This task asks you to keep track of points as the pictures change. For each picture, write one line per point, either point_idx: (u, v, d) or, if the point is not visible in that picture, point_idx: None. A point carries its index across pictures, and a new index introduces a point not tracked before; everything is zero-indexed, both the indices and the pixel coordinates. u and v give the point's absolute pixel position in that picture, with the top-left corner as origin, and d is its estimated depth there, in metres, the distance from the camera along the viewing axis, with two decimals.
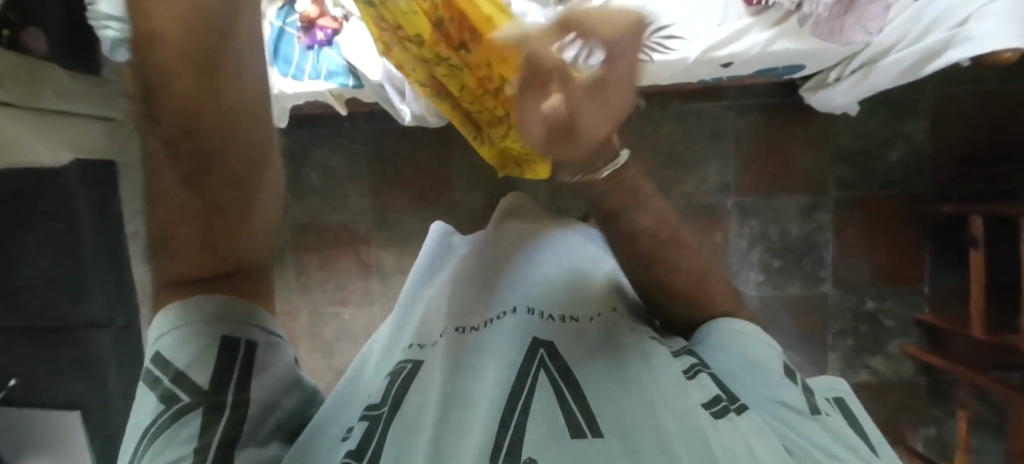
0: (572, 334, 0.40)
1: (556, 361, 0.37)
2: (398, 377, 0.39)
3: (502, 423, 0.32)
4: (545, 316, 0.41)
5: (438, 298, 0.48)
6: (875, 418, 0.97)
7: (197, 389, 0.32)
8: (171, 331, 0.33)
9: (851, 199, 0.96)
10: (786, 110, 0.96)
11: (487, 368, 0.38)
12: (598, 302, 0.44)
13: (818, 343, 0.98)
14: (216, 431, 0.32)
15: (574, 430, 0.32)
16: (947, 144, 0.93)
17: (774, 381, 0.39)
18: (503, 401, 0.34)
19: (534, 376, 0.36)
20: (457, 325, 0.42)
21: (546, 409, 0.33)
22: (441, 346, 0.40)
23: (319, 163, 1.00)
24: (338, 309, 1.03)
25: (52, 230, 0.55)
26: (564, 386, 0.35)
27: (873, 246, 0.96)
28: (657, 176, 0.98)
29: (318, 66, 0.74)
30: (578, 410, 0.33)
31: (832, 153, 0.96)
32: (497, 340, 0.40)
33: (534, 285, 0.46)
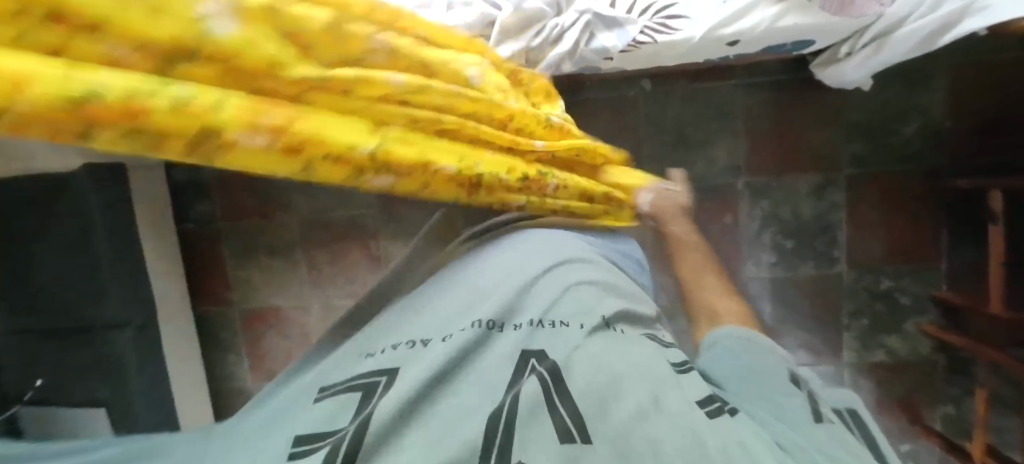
0: (567, 339, 0.39)
1: (546, 365, 0.37)
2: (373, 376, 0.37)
3: (493, 424, 0.32)
4: (541, 323, 0.40)
5: (424, 296, 0.46)
6: (890, 397, 0.97)
7: None
8: None
9: (865, 176, 0.94)
10: (797, 87, 0.93)
11: (474, 372, 0.36)
12: (598, 308, 0.43)
13: (832, 324, 0.98)
14: None
15: (564, 436, 0.32)
16: (966, 116, 0.89)
17: (775, 389, 0.42)
18: (493, 410, 0.33)
19: (523, 380, 0.35)
20: (443, 324, 0.41)
21: (537, 415, 0.33)
22: (419, 349, 0.39)
23: None
24: (350, 303, 1.04)
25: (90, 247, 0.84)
26: (554, 385, 0.35)
27: (888, 224, 0.94)
28: (665, 159, 0.97)
29: None
30: (567, 413, 0.33)
31: (845, 129, 0.93)
32: (490, 347, 0.38)
33: (530, 286, 0.44)
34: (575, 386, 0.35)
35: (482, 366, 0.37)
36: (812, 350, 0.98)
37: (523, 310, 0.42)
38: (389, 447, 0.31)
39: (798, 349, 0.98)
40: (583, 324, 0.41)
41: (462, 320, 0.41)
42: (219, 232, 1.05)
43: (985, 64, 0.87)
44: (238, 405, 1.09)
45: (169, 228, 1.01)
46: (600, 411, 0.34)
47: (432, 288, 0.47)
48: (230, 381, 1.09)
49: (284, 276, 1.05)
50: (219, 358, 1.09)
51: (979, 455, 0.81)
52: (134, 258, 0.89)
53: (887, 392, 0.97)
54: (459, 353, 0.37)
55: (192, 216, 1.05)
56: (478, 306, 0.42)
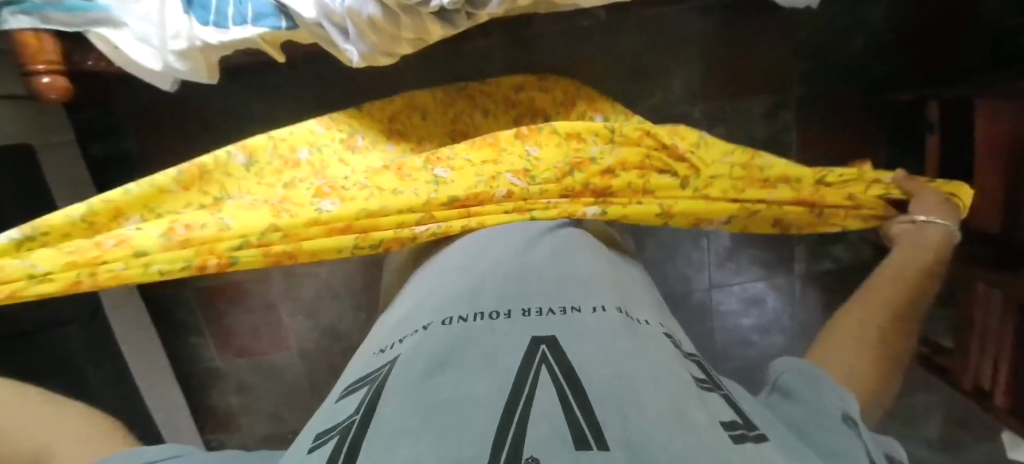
0: (575, 328, 0.31)
1: (559, 354, 0.28)
2: (363, 382, 0.30)
3: (501, 423, 0.22)
4: (543, 311, 0.33)
5: (418, 301, 0.40)
6: (833, 300, 1.06)
7: None
8: None
9: (813, 94, 0.96)
10: (748, 7, 0.91)
11: (473, 365, 0.27)
12: (604, 295, 0.36)
13: (785, 239, 1.04)
14: None
15: (579, 440, 0.20)
16: (906, 28, 0.92)
17: (837, 434, 0.33)
18: (497, 407, 0.23)
19: (534, 373, 0.26)
20: (445, 317, 0.34)
21: (543, 416, 0.22)
22: (417, 342, 0.31)
23: (263, 116, 0.92)
24: (314, 269, 1.01)
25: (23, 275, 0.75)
26: (567, 386, 0.25)
27: (835, 141, 0.98)
28: (622, 90, 0.95)
29: (241, 7, 0.63)
30: (582, 415, 0.22)
31: (794, 48, 0.94)
32: (489, 336, 0.30)
33: (528, 279, 0.37)
34: (593, 388, 0.25)
35: (473, 362, 0.28)
36: (765, 266, 1.05)
37: (524, 301, 0.35)
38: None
39: (754, 266, 1.05)
40: (594, 310, 0.33)
41: (464, 308, 0.35)
42: None
43: None
44: (210, 384, 1.06)
45: None
46: (621, 415, 0.23)
47: (421, 296, 0.40)
48: (199, 362, 1.05)
49: None
50: (181, 340, 1.04)
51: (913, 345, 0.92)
52: None
53: (831, 295, 1.06)
54: (452, 346, 0.30)
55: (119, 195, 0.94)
56: (481, 302, 0.35)
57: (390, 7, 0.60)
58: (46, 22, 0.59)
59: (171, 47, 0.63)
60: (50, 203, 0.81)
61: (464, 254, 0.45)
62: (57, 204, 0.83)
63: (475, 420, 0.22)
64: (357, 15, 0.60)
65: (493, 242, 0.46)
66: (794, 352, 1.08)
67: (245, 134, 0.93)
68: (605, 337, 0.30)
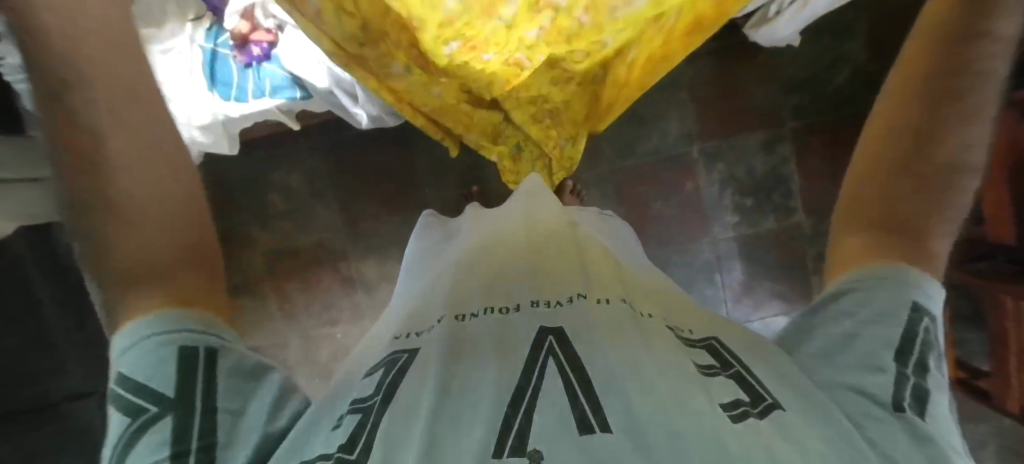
0: (580, 317, 0.38)
1: (565, 345, 0.35)
2: (392, 368, 0.37)
3: (507, 418, 0.30)
4: (551, 302, 0.40)
5: (435, 290, 0.45)
6: None
7: (164, 398, 0.30)
8: (144, 339, 0.32)
9: (807, 126, 0.99)
10: (733, 51, 0.97)
11: (486, 359, 0.35)
12: (612, 288, 0.41)
13: (799, 269, 1.02)
14: (191, 436, 0.30)
15: (584, 426, 0.28)
16: (888, 58, 0.94)
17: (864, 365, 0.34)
18: (510, 400, 0.31)
19: (542, 364, 0.33)
20: (456, 312, 0.40)
21: (553, 406, 0.30)
22: (438, 333, 0.38)
23: (281, 185, 0.98)
24: (329, 330, 1.03)
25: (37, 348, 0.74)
26: (572, 375, 0.32)
27: (835, 170, 1.00)
28: (619, 135, 1.00)
29: (260, 83, 0.70)
30: (587, 403, 0.30)
31: (782, 84, 0.97)
32: (507, 331, 0.37)
33: (536, 267, 0.44)
34: (595, 379, 0.32)
35: (487, 356, 0.35)
36: (786, 298, 1.03)
37: (532, 292, 0.41)
38: (397, 436, 0.30)
39: (772, 298, 1.03)
40: (604, 302, 0.39)
41: (474, 304, 0.41)
42: None
43: (900, 3, 0.92)
44: None
45: None
46: (622, 403, 0.30)
47: (439, 281, 0.46)
48: None
49: (255, 313, 1.02)
50: None
51: (953, 371, 0.86)
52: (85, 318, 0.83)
53: None
54: (471, 341, 0.37)
55: None
56: (494, 298, 0.41)
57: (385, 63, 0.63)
58: None
59: (196, 121, 0.69)
60: None
61: (477, 235, 0.51)
62: None
63: (493, 410, 0.30)
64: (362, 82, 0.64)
65: (510, 217, 0.52)
66: None
67: (264, 202, 0.99)
68: (607, 331, 0.36)
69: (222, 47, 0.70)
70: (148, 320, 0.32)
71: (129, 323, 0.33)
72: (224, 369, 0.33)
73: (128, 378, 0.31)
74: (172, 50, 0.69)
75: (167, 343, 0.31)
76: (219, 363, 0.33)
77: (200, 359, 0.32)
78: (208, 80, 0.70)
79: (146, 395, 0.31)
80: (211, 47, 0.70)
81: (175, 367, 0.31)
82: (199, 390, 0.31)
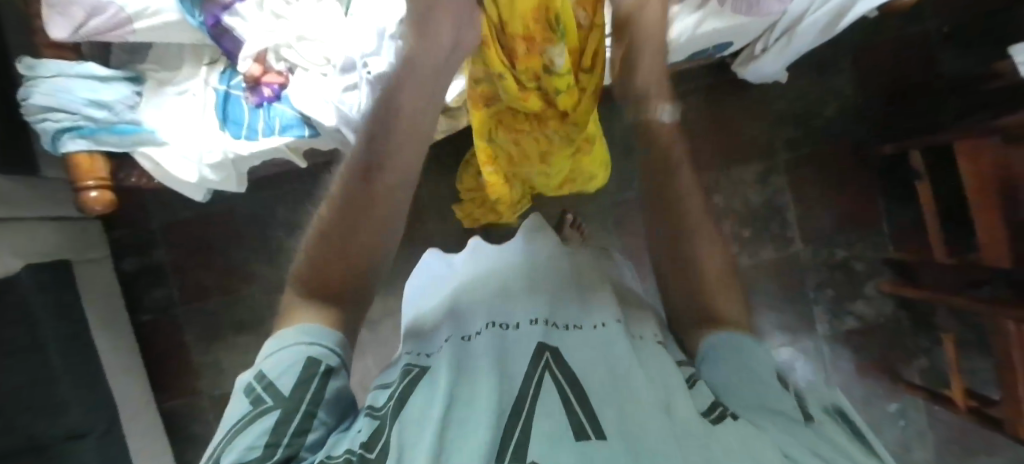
0: (579, 338, 0.39)
1: (560, 361, 0.36)
2: (404, 378, 0.38)
3: (508, 428, 0.30)
4: (551, 324, 0.41)
5: (440, 313, 0.47)
6: (869, 359, 1.00)
7: (282, 396, 0.34)
8: (289, 347, 0.37)
9: (799, 158, 1.02)
10: (723, 88, 1.02)
11: (486, 373, 0.35)
12: (608, 309, 0.42)
13: (800, 299, 1.02)
14: (289, 428, 0.33)
15: (579, 433, 0.29)
16: (875, 92, 0.98)
17: None
18: (508, 416, 0.31)
19: (539, 375, 0.35)
20: (461, 334, 0.41)
21: (549, 416, 0.31)
22: (444, 353, 0.39)
23: (285, 222, 1.00)
24: None
25: (35, 385, 0.72)
26: (569, 390, 0.33)
27: (829, 199, 1.02)
28: (617, 169, 1.03)
29: (270, 122, 0.71)
30: (581, 411, 0.31)
31: (772, 119, 1.02)
32: (507, 349, 0.38)
33: (535, 288, 0.45)
34: (589, 390, 0.33)
35: (489, 368, 0.35)
36: (790, 329, 1.02)
37: (529, 311, 0.42)
38: (405, 438, 0.31)
39: (777, 329, 1.02)
40: (598, 324, 0.41)
41: (476, 324, 0.42)
42: (178, 317, 1.00)
43: (880, 42, 0.97)
44: None
45: (125, 320, 0.96)
46: (615, 414, 0.31)
47: (446, 301, 0.48)
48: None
49: (252, 352, 1.00)
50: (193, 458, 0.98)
51: (963, 399, 0.85)
52: (85, 355, 0.82)
53: (864, 354, 1.00)
54: (471, 358, 0.38)
55: (146, 306, 1.00)
56: (495, 318, 0.42)
57: None
58: (100, 144, 0.66)
59: (206, 160, 0.69)
60: (81, 313, 0.84)
61: (483, 259, 0.52)
62: (86, 313, 0.85)
63: (496, 415, 0.31)
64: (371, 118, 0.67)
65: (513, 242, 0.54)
66: None
67: (268, 239, 1.00)
68: (601, 351, 0.37)
69: (234, 89, 0.73)
70: (296, 334, 0.38)
71: (273, 335, 0.39)
72: (333, 388, 0.37)
73: (259, 377, 0.36)
74: (187, 92, 0.72)
75: (303, 354, 0.36)
76: (332, 381, 0.37)
77: (321, 370, 0.36)
78: (220, 120, 0.71)
79: (270, 390, 0.35)
80: (224, 89, 0.73)
81: (298, 372, 0.35)
82: (310, 395, 0.35)
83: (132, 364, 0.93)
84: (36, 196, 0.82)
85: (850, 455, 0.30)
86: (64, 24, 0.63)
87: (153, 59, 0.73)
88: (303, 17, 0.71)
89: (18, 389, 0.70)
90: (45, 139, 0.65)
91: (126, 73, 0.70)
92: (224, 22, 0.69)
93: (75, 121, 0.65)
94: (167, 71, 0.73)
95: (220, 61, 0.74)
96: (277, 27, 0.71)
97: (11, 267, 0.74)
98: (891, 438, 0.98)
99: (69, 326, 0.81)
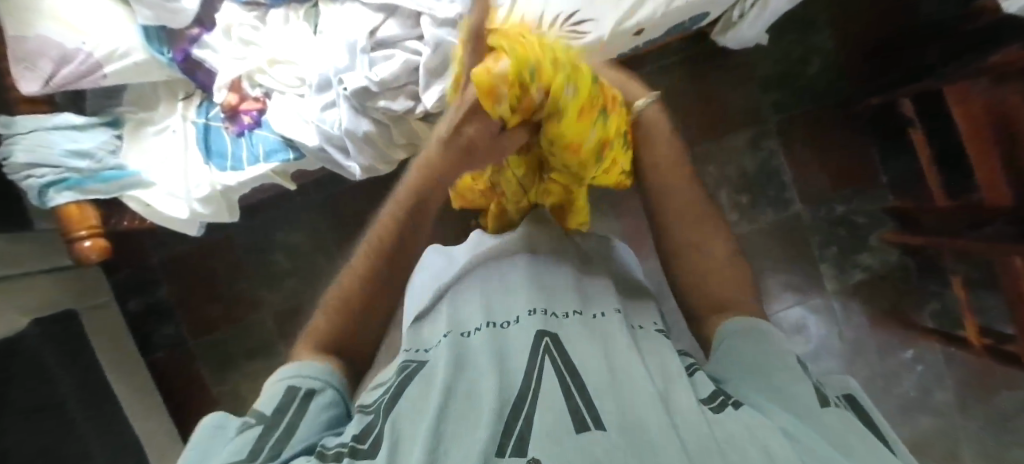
0: (579, 329, 0.39)
1: (560, 351, 0.36)
2: (401, 374, 0.37)
3: (508, 423, 0.30)
4: (550, 314, 0.41)
5: (440, 313, 0.45)
6: (881, 310, 1.00)
7: (262, 417, 0.33)
8: (276, 383, 0.36)
9: (789, 119, 1.01)
10: (704, 58, 1.01)
11: (486, 367, 0.35)
12: (604, 302, 0.43)
13: (805, 259, 1.02)
14: (266, 441, 0.31)
15: (579, 425, 0.29)
16: (857, 43, 0.97)
17: None
18: (508, 409, 0.31)
19: (539, 367, 0.35)
20: (460, 331, 0.41)
21: (549, 409, 0.31)
22: (443, 348, 0.38)
23: (284, 244, 1.00)
24: None
25: (60, 435, 0.73)
26: (569, 380, 0.33)
27: (823, 156, 1.01)
28: None
29: (253, 149, 0.71)
30: (581, 402, 0.31)
31: (757, 82, 1.01)
32: (504, 343, 0.38)
33: (528, 280, 0.45)
34: (589, 382, 0.33)
35: (487, 361, 0.35)
36: (798, 289, 1.02)
37: (528, 303, 0.42)
38: (402, 434, 0.30)
39: (785, 291, 1.02)
40: (596, 315, 0.41)
41: (474, 321, 0.41)
42: (192, 351, 1.01)
43: None
44: None
45: (138, 360, 0.96)
46: (616, 405, 0.31)
47: (444, 301, 0.47)
48: None
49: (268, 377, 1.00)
50: None
51: (977, 338, 0.84)
52: (104, 399, 0.83)
53: (874, 307, 1.00)
54: (468, 352, 0.37)
55: (157, 344, 1.01)
56: (492, 314, 0.42)
57: (381, 120, 0.67)
58: (88, 192, 0.65)
59: (195, 194, 0.70)
60: (93, 359, 0.84)
61: (481, 257, 0.52)
62: (98, 358, 0.86)
63: (496, 410, 0.31)
64: (353, 134, 0.66)
65: (505, 239, 0.53)
66: (856, 374, 0.99)
67: (269, 264, 1.00)
68: (600, 340, 0.38)
69: (214, 120, 0.72)
70: (282, 368, 0.37)
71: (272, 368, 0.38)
72: (318, 406, 0.35)
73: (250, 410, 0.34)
74: (167, 129, 0.72)
75: (285, 383, 0.36)
76: (316, 401, 0.35)
77: (301, 393, 0.35)
78: (203, 153, 0.71)
79: (252, 417, 0.33)
80: (204, 122, 0.72)
81: (278, 397, 0.35)
82: (291, 412, 0.34)
83: (152, 403, 0.94)
84: (28, 250, 0.82)
85: (858, 434, 0.29)
86: (34, 78, 0.62)
87: (129, 99, 0.72)
88: (273, 41, 0.71)
89: (44, 439, 0.70)
90: (32, 196, 0.64)
91: (101, 118, 0.70)
92: (193, 55, 0.70)
93: (59, 174, 0.64)
94: (146, 111, 0.73)
95: (195, 94, 0.74)
96: (248, 54, 0.71)
97: (18, 326, 0.74)
98: (910, 385, 0.98)
99: (82, 372, 0.81)
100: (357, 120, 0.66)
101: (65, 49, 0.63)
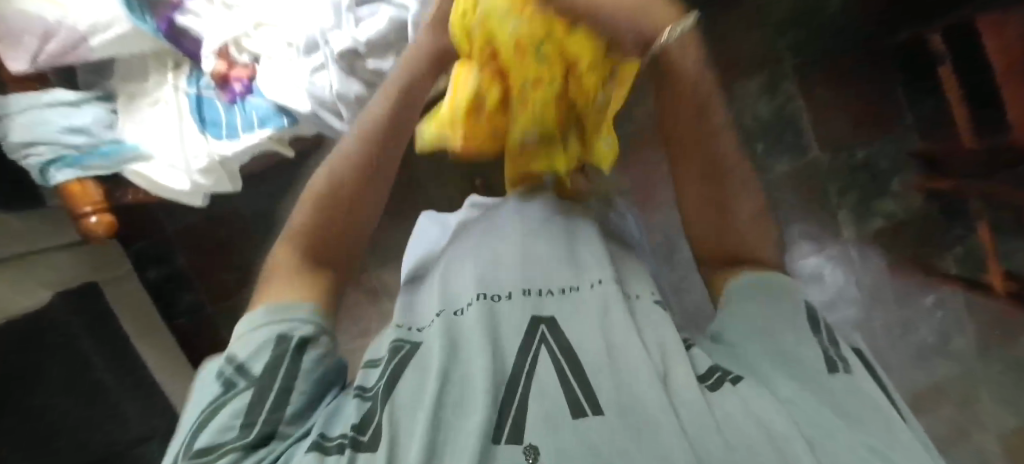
0: (575, 305, 0.38)
1: (556, 335, 0.35)
2: (394, 357, 0.37)
3: (502, 408, 0.30)
4: (543, 293, 0.40)
5: (430, 293, 0.44)
6: (900, 258, 0.97)
7: (253, 376, 0.34)
8: (259, 329, 0.37)
9: (806, 60, 0.95)
10: None
11: (479, 347, 0.34)
12: (598, 266, 0.42)
13: (822, 207, 0.98)
14: (259, 409, 0.33)
15: (576, 411, 0.29)
16: None
17: None
18: (504, 392, 0.31)
19: (534, 352, 0.34)
20: (452, 308, 0.40)
21: (543, 395, 0.31)
22: (437, 328, 0.38)
23: (293, 211, 1.00)
24: (362, 342, 1.05)
25: (94, 399, 0.77)
26: (564, 362, 0.33)
27: (843, 99, 0.96)
28: None
29: (248, 117, 0.70)
30: (579, 387, 0.31)
31: (773, 21, 0.94)
32: (494, 322, 0.37)
33: (519, 253, 0.43)
34: (586, 364, 0.32)
35: (481, 340, 0.35)
36: (815, 239, 0.99)
37: (522, 278, 0.41)
38: (400, 424, 0.30)
39: (801, 241, 0.99)
40: (590, 286, 0.40)
41: (465, 297, 0.40)
42: (212, 317, 1.04)
43: None
44: None
45: (164, 328, 1.00)
46: (613, 386, 0.31)
47: (437, 276, 0.46)
48: None
49: None
50: None
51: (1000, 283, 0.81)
52: (133, 365, 0.87)
53: (894, 254, 0.97)
54: (461, 333, 0.37)
55: (180, 311, 1.04)
56: (484, 289, 0.41)
57: (371, 82, 0.65)
58: (88, 169, 0.66)
59: (195, 165, 0.69)
60: (119, 328, 0.88)
61: (473, 228, 0.50)
62: (125, 327, 0.90)
63: (491, 396, 0.30)
64: (344, 97, 0.64)
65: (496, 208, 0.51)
66: (874, 322, 0.97)
67: (279, 230, 1.01)
68: (596, 316, 0.37)
69: (206, 90, 0.72)
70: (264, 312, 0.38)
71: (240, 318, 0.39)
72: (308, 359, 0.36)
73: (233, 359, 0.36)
74: (159, 101, 0.71)
75: (269, 336, 0.36)
76: (307, 354, 0.37)
77: (292, 346, 0.36)
78: (198, 123, 0.70)
79: (241, 374, 0.34)
80: (195, 91, 0.72)
81: (267, 353, 0.35)
82: (283, 372, 0.35)
83: (179, 366, 0.98)
84: (45, 227, 0.84)
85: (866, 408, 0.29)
86: (20, 55, 0.62)
87: (119, 73, 0.72)
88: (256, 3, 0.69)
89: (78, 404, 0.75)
90: (35, 175, 0.65)
91: (94, 94, 0.70)
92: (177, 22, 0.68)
93: (58, 151, 0.64)
94: (135, 84, 0.72)
95: (184, 63, 0.73)
96: (232, 19, 0.69)
97: (43, 297, 0.79)
98: (928, 332, 0.96)
99: (110, 340, 0.85)
100: (347, 83, 0.63)
101: (47, 23, 0.62)
